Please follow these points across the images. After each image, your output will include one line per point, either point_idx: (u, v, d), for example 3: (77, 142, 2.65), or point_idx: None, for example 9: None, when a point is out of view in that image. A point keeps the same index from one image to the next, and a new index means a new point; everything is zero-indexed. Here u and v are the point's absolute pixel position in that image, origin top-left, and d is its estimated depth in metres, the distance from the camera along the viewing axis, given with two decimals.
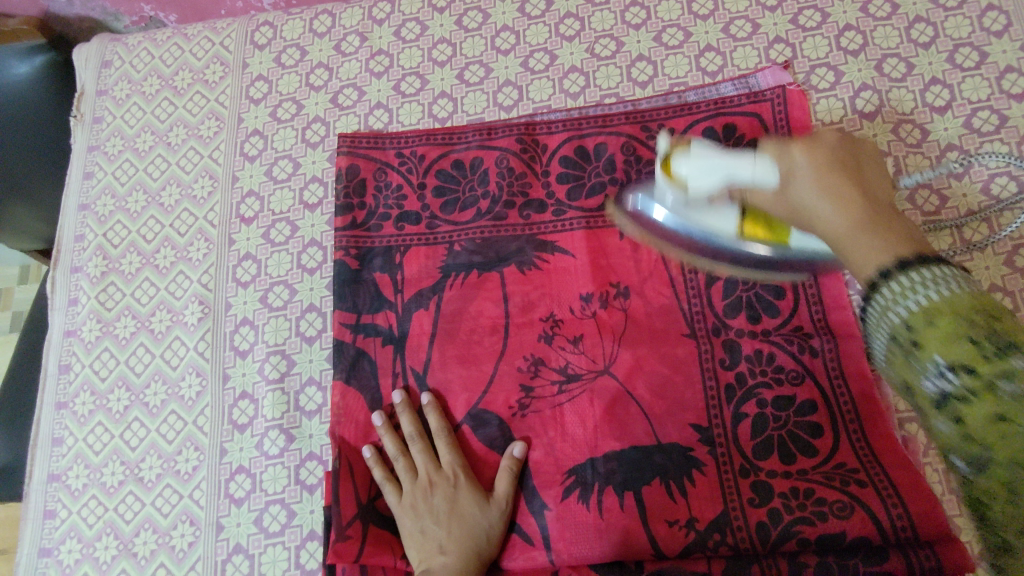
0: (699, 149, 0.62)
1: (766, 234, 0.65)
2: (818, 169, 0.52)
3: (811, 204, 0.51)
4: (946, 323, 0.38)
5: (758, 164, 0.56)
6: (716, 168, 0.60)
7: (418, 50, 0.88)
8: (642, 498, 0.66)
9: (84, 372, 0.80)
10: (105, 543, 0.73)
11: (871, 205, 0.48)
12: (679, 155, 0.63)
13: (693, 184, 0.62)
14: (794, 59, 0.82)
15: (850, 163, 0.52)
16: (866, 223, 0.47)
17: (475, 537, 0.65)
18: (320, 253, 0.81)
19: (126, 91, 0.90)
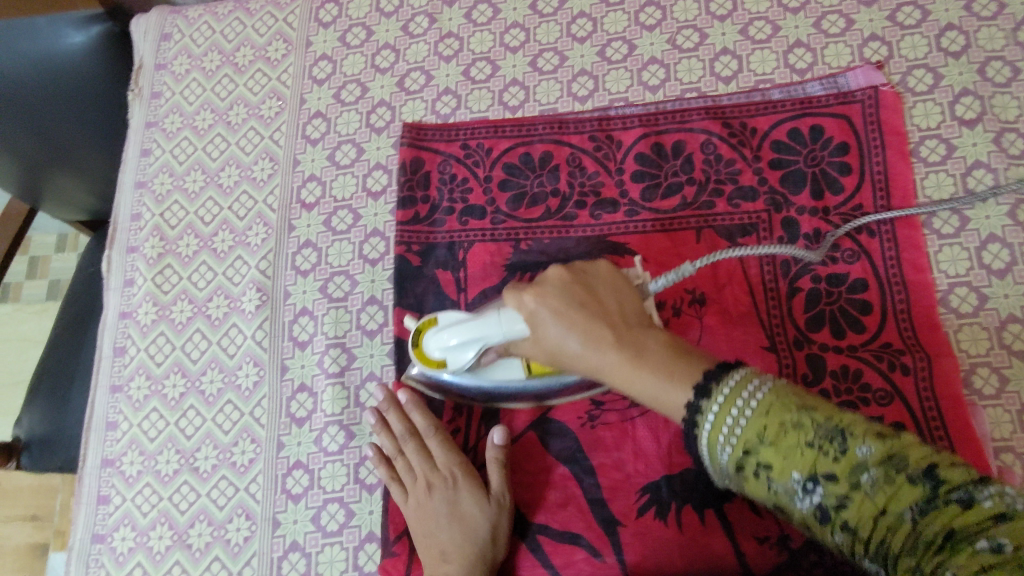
0: (443, 322, 0.61)
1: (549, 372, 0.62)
2: (561, 315, 0.51)
3: (562, 346, 0.51)
4: (790, 438, 0.42)
5: (507, 327, 0.54)
6: (466, 341, 0.57)
7: (489, 34, 0.83)
8: (723, 513, 0.64)
9: (140, 356, 0.78)
10: (159, 533, 0.72)
11: (616, 334, 0.50)
12: (432, 331, 0.62)
13: (452, 359, 0.60)
14: (890, 59, 0.76)
15: (584, 294, 0.52)
16: (636, 364, 0.49)
17: (475, 539, 0.63)
18: (383, 244, 0.78)
19: (186, 66, 0.88)
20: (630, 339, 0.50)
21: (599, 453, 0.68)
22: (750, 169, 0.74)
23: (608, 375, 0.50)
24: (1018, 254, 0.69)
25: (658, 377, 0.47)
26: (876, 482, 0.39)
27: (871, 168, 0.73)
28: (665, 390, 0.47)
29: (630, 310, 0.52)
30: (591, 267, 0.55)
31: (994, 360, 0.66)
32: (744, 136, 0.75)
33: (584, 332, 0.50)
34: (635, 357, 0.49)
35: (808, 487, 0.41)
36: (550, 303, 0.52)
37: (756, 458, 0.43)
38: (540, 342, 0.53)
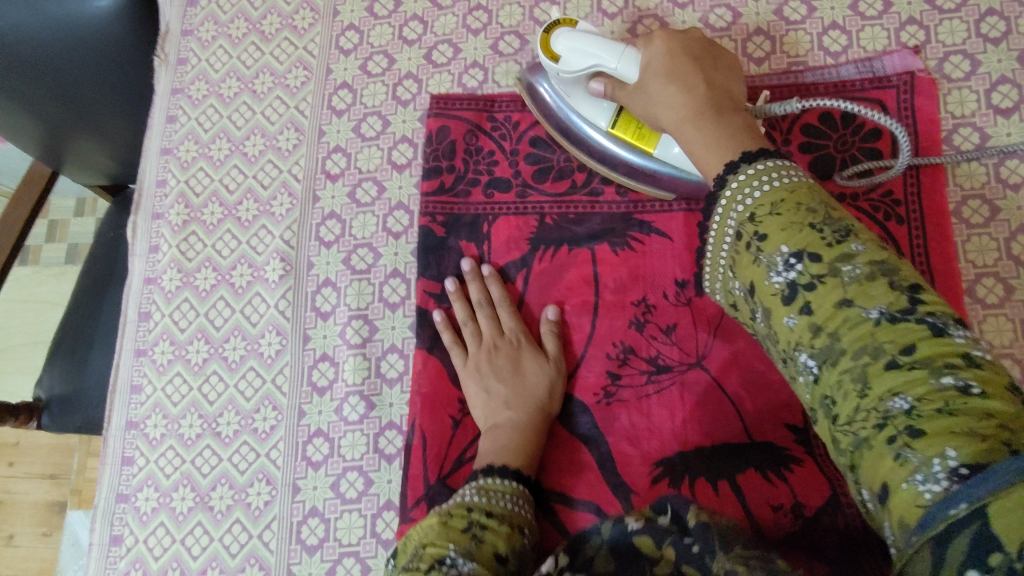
0: (575, 32, 0.64)
1: (638, 140, 0.69)
2: (672, 64, 0.58)
3: (657, 113, 0.60)
4: (790, 211, 0.44)
5: (624, 58, 0.61)
6: (591, 53, 0.63)
7: (518, 7, 0.82)
8: (737, 482, 0.65)
9: (164, 322, 0.79)
10: (182, 495, 0.73)
11: (710, 93, 0.56)
12: (562, 30, 0.65)
13: (565, 63, 0.65)
14: (928, 43, 0.75)
15: (693, 59, 0.59)
16: (693, 115, 0.55)
17: (534, 405, 0.67)
18: (407, 217, 0.78)
19: (212, 33, 0.87)
20: (708, 104, 0.56)
21: (614, 429, 0.69)
22: (780, 153, 0.73)
23: (673, 118, 0.57)
24: None
25: (713, 150, 0.53)
26: (916, 403, 0.37)
27: (901, 155, 0.72)
28: (727, 134, 0.53)
29: (732, 87, 0.58)
30: (727, 57, 0.61)
31: (1018, 352, 0.66)
32: (774, 118, 0.75)
33: (676, 82, 0.57)
34: (701, 104, 0.56)
35: (788, 259, 0.43)
36: (654, 64, 0.59)
37: (824, 333, 0.41)
38: (653, 70, 0.59)
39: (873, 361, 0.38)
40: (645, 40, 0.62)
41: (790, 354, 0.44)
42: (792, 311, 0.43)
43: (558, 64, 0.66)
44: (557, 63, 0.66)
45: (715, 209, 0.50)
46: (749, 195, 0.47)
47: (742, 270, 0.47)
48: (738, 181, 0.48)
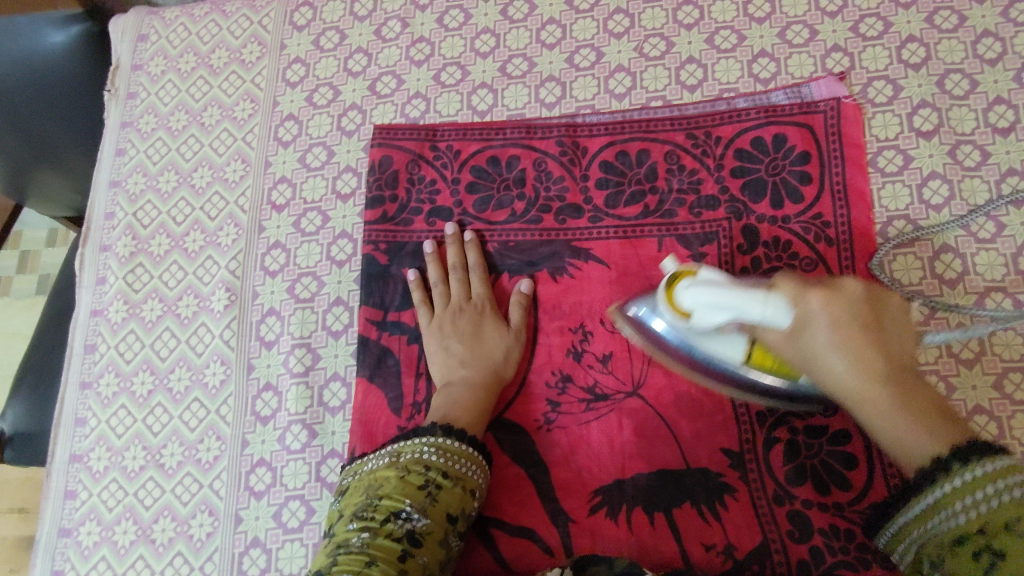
0: (700, 282, 0.55)
1: (778, 369, 0.59)
2: (841, 330, 0.53)
3: (827, 363, 0.55)
4: None
5: (769, 305, 0.53)
6: (721, 307, 0.54)
7: (460, 39, 0.84)
8: (673, 517, 0.65)
9: (110, 353, 0.79)
10: (124, 528, 0.73)
11: (885, 368, 0.53)
12: (688, 279, 0.57)
13: (696, 317, 0.56)
14: (852, 69, 0.77)
15: (864, 320, 0.54)
16: (874, 382, 0.53)
17: (484, 381, 0.69)
18: (351, 246, 0.79)
19: (161, 67, 0.89)
20: (895, 384, 0.53)
21: (552, 456, 0.69)
22: (713, 178, 0.75)
23: (846, 395, 0.55)
24: (970, 264, 0.70)
25: (891, 423, 0.53)
26: None
27: (831, 177, 0.74)
28: (913, 433, 0.52)
29: (895, 342, 0.55)
30: (892, 304, 0.56)
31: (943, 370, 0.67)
32: (708, 145, 0.76)
33: (856, 359, 0.54)
34: (878, 382, 0.53)
35: None
36: (829, 316, 0.53)
37: None
38: (815, 325, 0.54)
39: None
40: (798, 290, 0.54)
41: None
42: None
43: (688, 319, 0.57)
44: (679, 313, 0.58)
45: None
46: None
47: None
48: None
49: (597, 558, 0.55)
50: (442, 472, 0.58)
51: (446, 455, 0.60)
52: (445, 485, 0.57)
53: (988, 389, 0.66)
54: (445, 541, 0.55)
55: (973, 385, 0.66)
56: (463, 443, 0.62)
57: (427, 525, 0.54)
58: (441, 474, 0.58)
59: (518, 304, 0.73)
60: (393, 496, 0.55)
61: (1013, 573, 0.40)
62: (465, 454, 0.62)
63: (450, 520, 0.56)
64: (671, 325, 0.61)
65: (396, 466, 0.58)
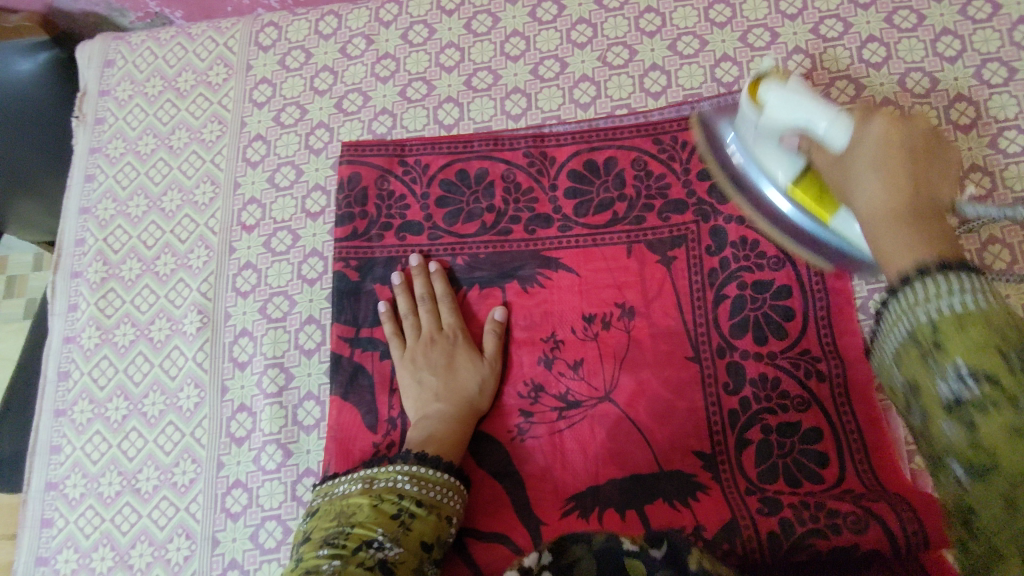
0: (794, 82, 0.54)
1: (816, 207, 0.57)
2: (887, 152, 0.43)
3: (862, 193, 0.44)
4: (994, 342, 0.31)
5: (836, 123, 0.48)
6: (801, 114, 0.52)
7: (425, 54, 0.85)
8: (644, 512, 0.65)
9: (83, 380, 0.79)
10: (101, 555, 0.73)
11: (920, 200, 0.40)
12: (772, 81, 0.55)
13: (769, 112, 0.54)
14: (814, 71, 0.78)
15: (911, 157, 0.43)
16: (900, 218, 0.39)
17: (459, 411, 0.69)
18: (321, 263, 0.79)
19: (129, 92, 0.89)
20: (920, 211, 0.39)
21: (527, 465, 0.69)
22: (679, 183, 0.76)
23: (871, 225, 0.41)
24: None
25: (912, 236, 0.37)
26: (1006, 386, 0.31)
27: None
28: (911, 242, 0.37)
29: (934, 183, 0.42)
30: (938, 156, 0.44)
31: None
32: (673, 151, 0.77)
33: (886, 172, 0.42)
34: (906, 202, 0.40)
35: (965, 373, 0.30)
36: (868, 146, 0.45)
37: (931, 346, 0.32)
38: (858, 157, 0.45)
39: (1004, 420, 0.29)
40: (867, 112, 0.47)
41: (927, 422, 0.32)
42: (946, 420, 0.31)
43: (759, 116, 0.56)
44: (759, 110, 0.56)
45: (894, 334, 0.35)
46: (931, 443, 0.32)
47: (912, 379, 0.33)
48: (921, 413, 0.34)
49: (578, 536, 0.48)
50: (418, 501, 0.59)
51: (422, 484, 0.61)
52: (419, 512, 0.58)
53: None
54: (421, 569, 0.56)
55: None
56: (443, 472, 0.63)
57: (404, 552, 0.55)
58: (415, 503, 0.59)
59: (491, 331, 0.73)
60: (367, 523, 0.55)
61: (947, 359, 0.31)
62: (442, 482, 0.62)
63: (424, 548, 0.57)
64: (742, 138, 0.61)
65: (370, 493, 0.59)
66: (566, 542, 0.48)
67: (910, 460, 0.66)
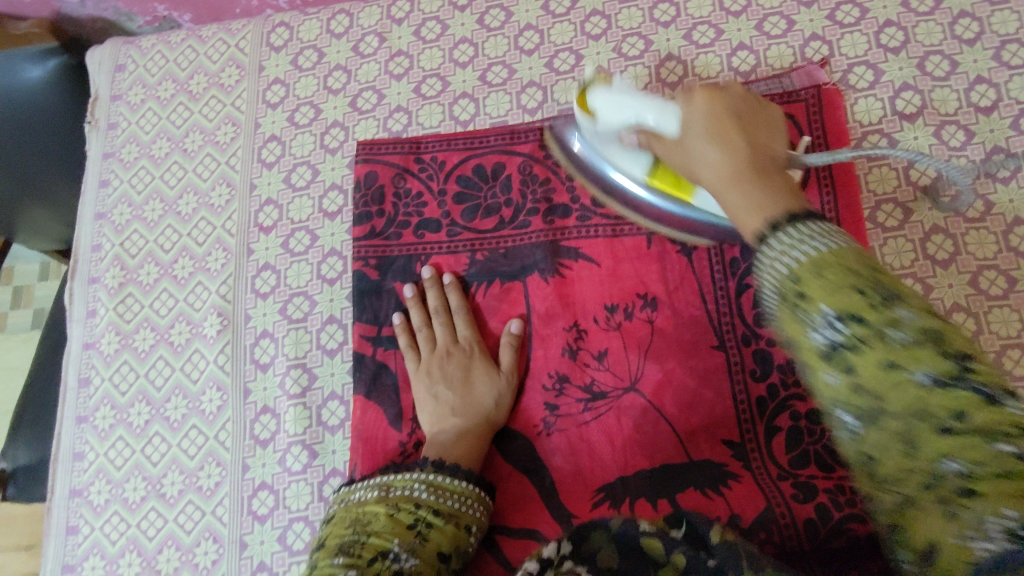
0: (615, 84, 0.61)
1: (673, 188, 0.62)
2: (715, 127, 0.48)
3: (704, 165, 0.48)
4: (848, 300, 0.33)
5: (663, 111, 0.54)
6: (629, 109, 0.57)
7: (438, 50, 0.84)
8: (677, 501, 0.64)
9: (104, 386, 0.79)
10: (128, 561, 0.72)
11: (751, 155, 0.46)
12: (598, 87, 0.62)
13: (603, 117, 0.60)
14: (832, 57, 0.77)
15: (739, 122, 0.49)
16: (736, 176, 0.45)
17: (474, 425, 0.68)
18: (340, 263, 0.78)
19: (141, 95, 0.89)
20: (772, 172, 0.45)
21: (555, 458, 0.69)
22: None
23: (710, 181, 0.48)
24: (961, 245, 0.70)
25: (747, 208, 0.42)
26: (907, 340, 0.32)
27: (815, 165, 0.74)
28: (773, 196, 0.42)
29: (773, 143, 0.48)
30: (774, 118, 0.51)
31: None
32: None
33: (716, 138, 0.48)
34: (745, 164, 0.45)
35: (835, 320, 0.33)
36: (698, 122, 0.50)
37: (861, 379, 0.33)
38: (694, 126, 0.50)
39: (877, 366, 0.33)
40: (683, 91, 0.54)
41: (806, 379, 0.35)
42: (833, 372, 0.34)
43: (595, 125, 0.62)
44: (592, 118, 0.62)
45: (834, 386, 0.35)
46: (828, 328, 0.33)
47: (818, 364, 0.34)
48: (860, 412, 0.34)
49: (594, 523, 0.49)
50: (435, 509, 0.59)
51: (439, 493, 0.61)
52: (436, 520, 0.58)
53: None
54: None
55: None
56: (462, 481, 0.63)
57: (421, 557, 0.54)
58: (432, 512, 0.59)
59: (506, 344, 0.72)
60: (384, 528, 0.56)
61: (817, 374, 0.34)
62: (459, 490, 0.62)
63: (442, 558, 0.56)
64: (589, 138, 0.65)
65: (387, 501, 0.59)
66: (585, 531, 0.49)
67: None
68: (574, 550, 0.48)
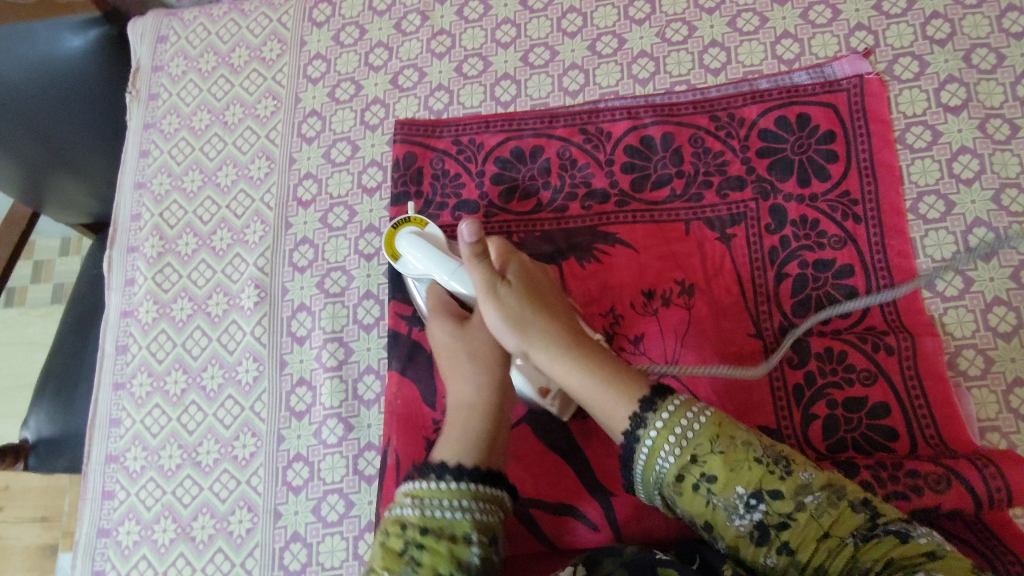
0: (428, 229, 0.70)
1: None
2: (551, 342, 0.59)
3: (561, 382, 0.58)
4: (750, 468, 0.47)
5: (457, 274, 0.66)
6: (431, 262, 0.67)
7: (480, 31, 0.84)
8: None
9: (142, 354, 0.79)
10: (163, 526, 0.73)
11: (571, 333, 0.59)
12: (407, 231, 0.70)
13: (410, 264, 0.69)
14: (877, 47, 0.77)
15: (537, 307, 0.60)
16: (575, 333, 0.59)
17: (502, 377, 0.63)
18: (379, 239, 0.79)
19: (182, 67, 0.89)
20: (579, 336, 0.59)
21: (591, 440, 0.69)
22: (739, 160, 0.75)
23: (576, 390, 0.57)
24: (1004, 238, 0.70)
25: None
26: (818, 502, 0.46)
27: (856, 154, 0.74)
28: (613, 377, 0.55)
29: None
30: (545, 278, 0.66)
31: (980, 342, 0.68)
32: (732, 127, 0.76)
33: (546, 316, 0.60)
34: (566, 332, 0.59)
35: (748, 502, 0.47)
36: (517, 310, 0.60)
37: (699, 465, 0.48)
38: (523, 322, 0.59)
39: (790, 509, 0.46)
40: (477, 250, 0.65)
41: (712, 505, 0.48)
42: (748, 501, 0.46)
43: (400, 262, 0.70)
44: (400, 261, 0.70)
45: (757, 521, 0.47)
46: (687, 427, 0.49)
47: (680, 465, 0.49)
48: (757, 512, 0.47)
49: (607, 553, 0.52)
50: (422, 528, 0.52)
51: (421, 502, 0.53)
52: (425, 540, 0.51)
53: None
54: None
55: (1012, 357, 0.67)
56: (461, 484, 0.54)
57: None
58: (421, 531, 0.51)
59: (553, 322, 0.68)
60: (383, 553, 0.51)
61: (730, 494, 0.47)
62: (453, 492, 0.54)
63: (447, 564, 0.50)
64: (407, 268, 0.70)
65: (380, 531, 0.53)
66: (598, 557, 0.52)
67: (982, 437, 0.65)
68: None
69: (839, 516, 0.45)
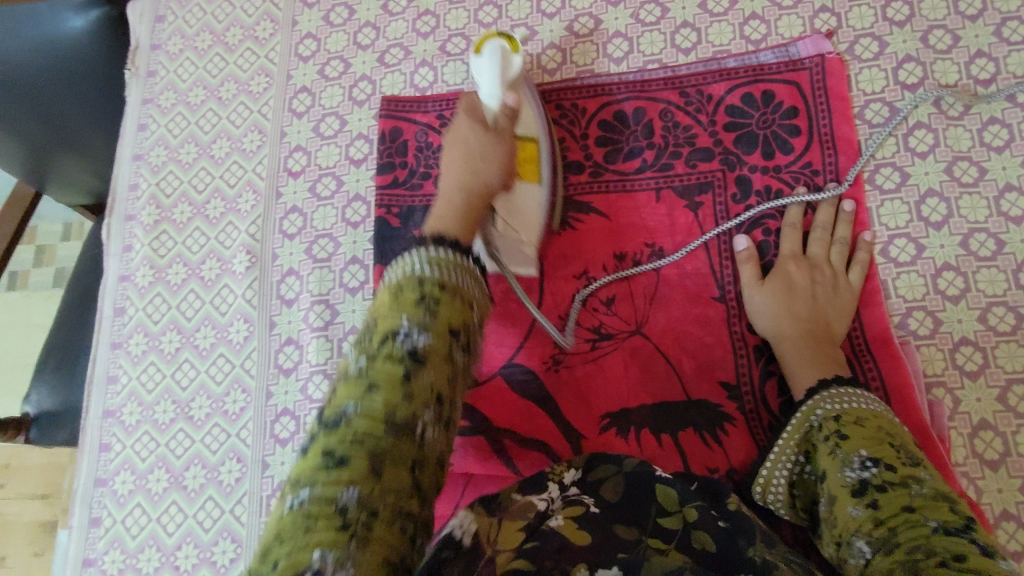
0: (514, 60, 0.69)
1: (523, 163, 0.71)
2: (451, 155, 0.62)
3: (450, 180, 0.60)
4: (877, 432, 0.55)
5: (494, 84, 0.67)
6: (488, 80, 0.68)
7: (464, 12, 0.88)
8: (679, 443, 0.70)
9: (138, 315, 0.83)
10: (157, 476, 0.77)
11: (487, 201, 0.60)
12: (497, 47, 0.69)
13: (481, 70, 0.69)
14: (839, 28, 0.81)
15: (460, 146, 0.62)
16: (462, 189, 0.59)
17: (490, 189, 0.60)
18: (364, 208, 0.83)
19: (179, 46, 0.93)
20: (468, 190, 0.59)
21: (563, 395, 0.73)
22: (706, 133, 0.79)
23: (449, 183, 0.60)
24: (955, 208, 0.73)
25: (801, 366, 0.66)
26: (924, 495, 0.49)
27: (818, 128, 0.77)
28: (463, 207, 0.57)
29: (833, 317, 0.70)
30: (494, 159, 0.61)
31: (930, 304, 0.71)
32: (701, 102, 0.80)
33: (467, 162, 0.61)
34: (463, 183, 0.59)
35: (866, 462, 0.53)
36: (472, 149, 0.61)
37: (841, 424, 0.57)
38: (460, 184, 0.59)
39: (860, 440, 0.55)
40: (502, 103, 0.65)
41: (836, 459, 0.55)
42: (860, 505, 0.52)
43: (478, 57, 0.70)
44: (478, 61, 0.70)
45: (852, 472, 0.53)
46: (826, 404, 0.60)
47: (818, 416, 0.60)
48: (866, 469, 0.53)
49: (607, 457, 0.57)
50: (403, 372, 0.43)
51: (383, 334, 0.45)
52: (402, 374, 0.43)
53: (972, 322, 0.70)
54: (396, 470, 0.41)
55: (958, 319, 0.70)
56: (456, 255, 0.50)
57: (363, 424, 0.41)
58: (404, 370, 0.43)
59: (536, 190, 0.71)
60: (347, 380, 0.44)
61: (853, 453, 0.54)
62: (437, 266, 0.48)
63: (394, 436, 0.42)
64: (479, 81, 0.69)
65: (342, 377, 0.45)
66: (596, 462, 0.57)
67: (928, 392, 0.69)
68: (581, 478, 0.57)
69: (904, 472, 0.51)
